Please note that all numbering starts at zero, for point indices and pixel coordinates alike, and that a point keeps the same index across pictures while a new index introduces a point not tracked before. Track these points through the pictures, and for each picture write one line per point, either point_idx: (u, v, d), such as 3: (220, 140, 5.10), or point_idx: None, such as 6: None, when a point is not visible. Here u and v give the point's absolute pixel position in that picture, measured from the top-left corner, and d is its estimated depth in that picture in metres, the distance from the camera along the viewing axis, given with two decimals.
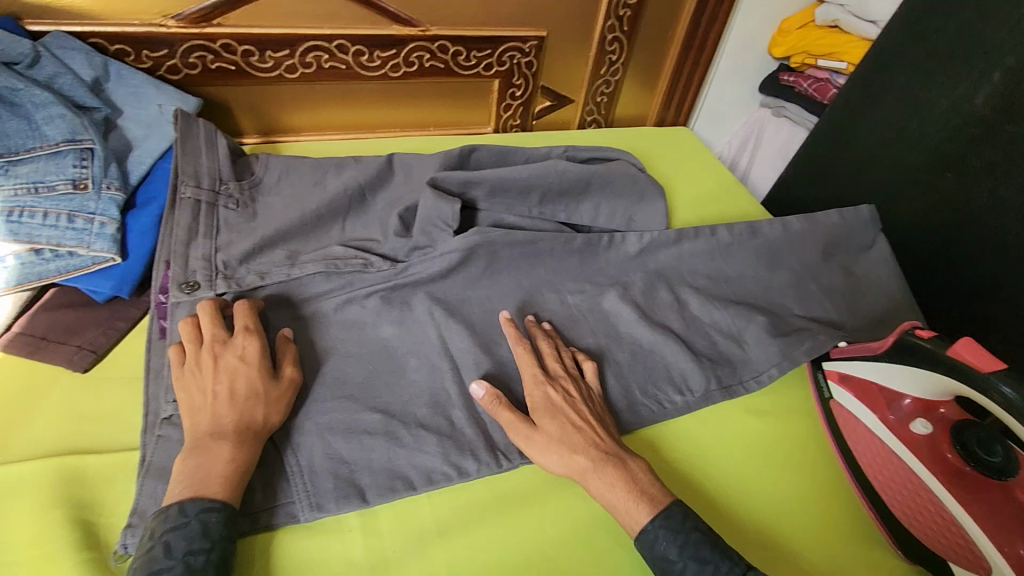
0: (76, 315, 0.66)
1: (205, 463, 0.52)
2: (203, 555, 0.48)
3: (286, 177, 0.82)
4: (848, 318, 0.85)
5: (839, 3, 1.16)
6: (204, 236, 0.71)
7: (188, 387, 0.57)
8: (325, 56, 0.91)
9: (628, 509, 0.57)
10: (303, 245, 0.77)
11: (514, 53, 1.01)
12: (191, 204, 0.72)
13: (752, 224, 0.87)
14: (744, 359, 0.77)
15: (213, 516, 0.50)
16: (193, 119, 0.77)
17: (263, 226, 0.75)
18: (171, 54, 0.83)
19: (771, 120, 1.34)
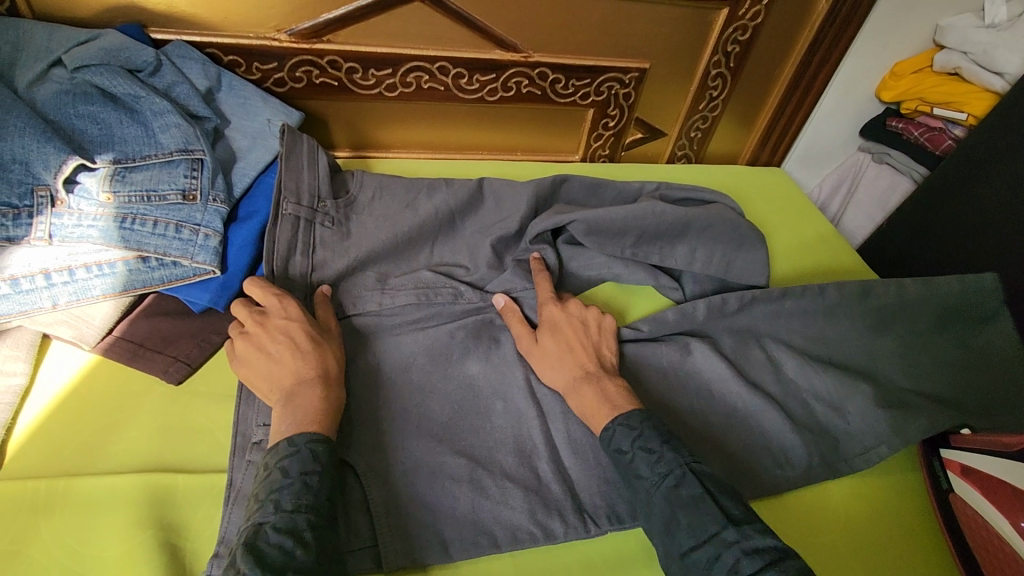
0: (173, 324, 0.66)
1: (299, 403, 0.56)
2: (317, 477, 0.51)
3: (379, 197, 0.79)
4: (975, 395, 0.73)
5: (963, 50, 1.08)
6: (302, 253, 0.70)
7: (256, 360, 0.59)
8: (425, 77, 0.90)
9: (595, 413, 0.62)
10: (392, 268, 0.77)
11: (613, 83, 0.98)
12: (291, 220, 0.70)
13: (865, 284, 0.77)
14: (847, 429, 0.70)
15: (320, 446, 0.53)
16: (298, 134, 0.77)
17: (357, 247, 0.74)
18: (280, 67, 0.84)
19: (870, 165, 1.26)
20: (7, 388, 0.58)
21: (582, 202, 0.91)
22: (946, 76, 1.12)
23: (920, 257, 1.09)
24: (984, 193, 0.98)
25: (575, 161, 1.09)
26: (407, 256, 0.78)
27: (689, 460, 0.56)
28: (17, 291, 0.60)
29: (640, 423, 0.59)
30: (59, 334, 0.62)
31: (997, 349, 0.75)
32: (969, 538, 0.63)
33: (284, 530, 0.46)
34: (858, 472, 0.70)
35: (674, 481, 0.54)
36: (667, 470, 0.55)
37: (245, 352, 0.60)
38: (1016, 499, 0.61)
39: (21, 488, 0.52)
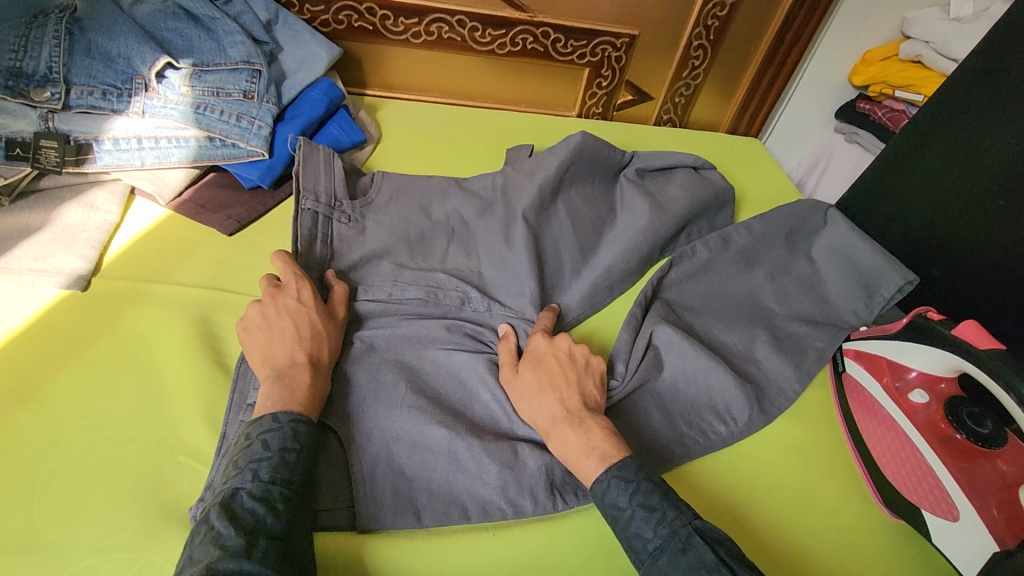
0: (228, 194, 0.84)
1: (291, 385, 0.59)
2: (295, 454, 0.55)
3: (396, 199, 0.85)
4: (846, 305, 0.85)
5: (924, 39, 1.21)
6: (322, 242, 0.77)
7: (257, 332, 0.63)
8: (446, 28, 1.07)
9: (582, 463, 0.59)
10: (406, 260, 0.81)
11: (607, 46, 1.14)
12: (310, 215, 0.77)
13: (723, 236, 0.90)
14: (769, 354, 0.78)
15: (301, 426, 0.57)
16: (315, 145, 0.82)
17: (371, 244, 0.80)
18: (326, 10, 1.02)
19: (843, 145, 1.39)
20: (102, 221, 0.76)
21: (583, 184, 0.94)
22: (910, 63, 1.25)
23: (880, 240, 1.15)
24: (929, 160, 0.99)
25: (571, 116, 1.25)
26: (423, 253, 0.83)
27: (693, 518, 0.54)
28: (116, 149, 0.78)
29: (636, 476, 0.57)
30: (142, 187, 0.80)
31: (845, 254, 0.88)
32: (850, 398, 0.75)
33: (259, 498, 0.50)
34: (792, 413, 0.75)
35: (678, 544, 0.52)
36: (670, 532, 0.53)
37: (252, 320, 0.64)
38: (892, 369, 0.73)
39: (113, 283, 0.70)
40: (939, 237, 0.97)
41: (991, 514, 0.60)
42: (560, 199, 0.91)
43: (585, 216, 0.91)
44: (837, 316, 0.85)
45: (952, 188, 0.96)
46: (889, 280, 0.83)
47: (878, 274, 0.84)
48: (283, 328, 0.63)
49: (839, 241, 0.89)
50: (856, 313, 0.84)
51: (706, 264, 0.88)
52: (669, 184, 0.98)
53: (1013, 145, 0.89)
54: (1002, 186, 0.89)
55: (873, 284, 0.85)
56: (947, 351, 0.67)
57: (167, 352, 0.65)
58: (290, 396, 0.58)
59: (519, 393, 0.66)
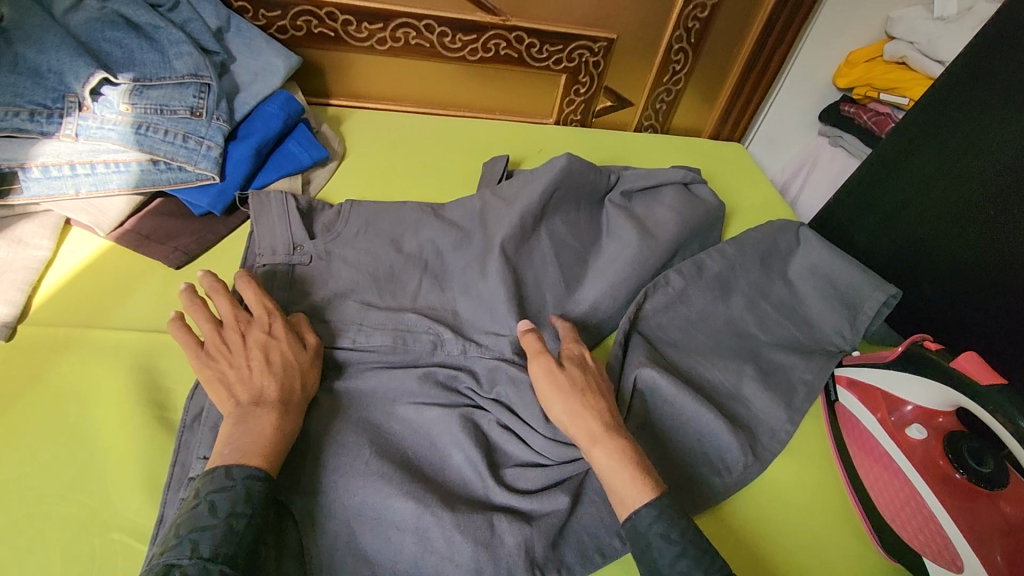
0: (175, 223, 0.77)
1: (251, 426, 0.54)
2: (245, 520, 0.49)
3: (364, 231, 0.82)
4: (828, 325, 0.82)
5: (909, 40, 1.17)
6: (280, 292, 0.73)
7: (218, 365, 0.57)
8: (413, 34, 1.01)
9: (631, 478, 0.58)
10: (375, 299, 0.76)
11: (584, 51, 1.09)
12: (268, 271, 0.75)
13: (697, 261, 0.86)
14: (757, 387, 0.75)
15: (255, 485, 0.51)
16: (267, 193, 0.80)
17: (333, 287, 0.75)
18: (283, 16, 0.95)
19: (827, 149, 1.36)
20: (32, 258, 0.69)
21: (566, 210, 0.90)
22: (895, 65, 1.21)
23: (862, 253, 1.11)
24: (914, 168, 0.97)
25: (549, 123, 1.20)
26: (393, 292, 0.78)
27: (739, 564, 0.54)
28: (46, 177, 0.71)
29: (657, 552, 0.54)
30: (78, 218, 0.73)
31: (823, 272, 0.86)
32: (843, 430, 0.72)
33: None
34: (784, 456, 0.72)
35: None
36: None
37: (214, 349, 0.58)
38: (885, 400, 0.70)
39: (40, 334, 0.63)
40: (928, 248, 0.95)
41: (995, 561, 0.57)
42: (542, 228, 0.87)
43: (569, 251, 0.88)
44: (819, 337, 0.82)
45: (945, 200, 0.92)
46: (869, 296, 0.81)
47: (858, 290, 0.82)
48: (249, 361, 0.58)
49: (814, 260, 0.87)
50: (840, 330, 0.82)
51: (682, 291, 0.84)
52: (656, 205, 0.94)
53: (999, 153, 0.86)
54: (989, 195, 0.87)
55: (854, 302, 0.82)
56: (941, 383, 0.64)
57: (101, 410, 0.58)
58: (243, 444, 0.53)
59: (552, 390, 0.63)
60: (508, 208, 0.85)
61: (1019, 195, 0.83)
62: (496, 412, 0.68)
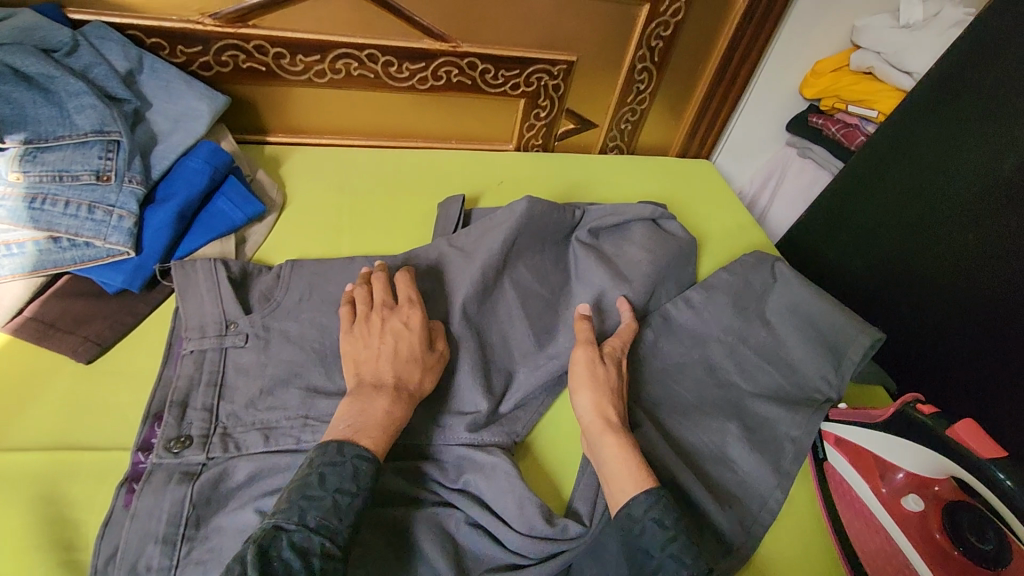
0: (86, 305, 0.67)
1: (364, 408, 0.59)
2: (349, 497, 0.52)
3: (308, 297, 0.73)
4: (810, 371, 0.75)
5: (876, 50, 1.14)
6: (207, 384, 0.63)
7: (357, 343, 0.64)
8: (355, 64, 0.92)
9: (627, 473, 0.59)
10: (324, 383, 0.66)
11: (542, 75, 1.02)
12: (195, 356, 0.65)
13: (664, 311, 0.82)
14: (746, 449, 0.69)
15: (362, 464, 0.54)
16: (191, 263, 0.71)
17: (273, 372, 0.65)
18: (205, 51, 0.85)
19: (795, 160, 1.32)
20: None
21: (530, 257, 0.82)
22: (861, 75, 1.18)
23: (838, 272, 1.07)
24: (890, 186, 0.98)
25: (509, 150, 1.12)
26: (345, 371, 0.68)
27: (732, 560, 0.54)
28: None
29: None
30: None
31: (803, 312, 0.79)
32: (834, 493, 0.67)
33: (297, 549, 0.48)
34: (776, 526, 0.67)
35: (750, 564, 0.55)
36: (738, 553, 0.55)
37: (360, 330, 0.65)
38: (878, 464, 0.66)
39: None
40: (907, 266, 0.95)
41: None
42: (505, 275, 0.79)
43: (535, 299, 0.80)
44: (802, 386, 0.74)
45: (917, 216, 0.94)
46: (854, 340, 0.73)
47: (842, 333, 0.75)
48: (383, 346, 0.64)
49: (792, 297, 0.80)
50: (825, 378, 0.74)
51: (655, 343, 0.79)
52: (626, 243, 0.88)
53: (975, 174, 0.86)
54: (966, 218, 0.87)
55: (838, 346, 0.74)
56: (937, 452, 0.60)
57: None
58: (362, 426, 0.57)
59: (585, 379, 0.68)
60: (466, 260, 0.78)
61: (999, 219, 0.83)
62: (466, 508, 0.62)
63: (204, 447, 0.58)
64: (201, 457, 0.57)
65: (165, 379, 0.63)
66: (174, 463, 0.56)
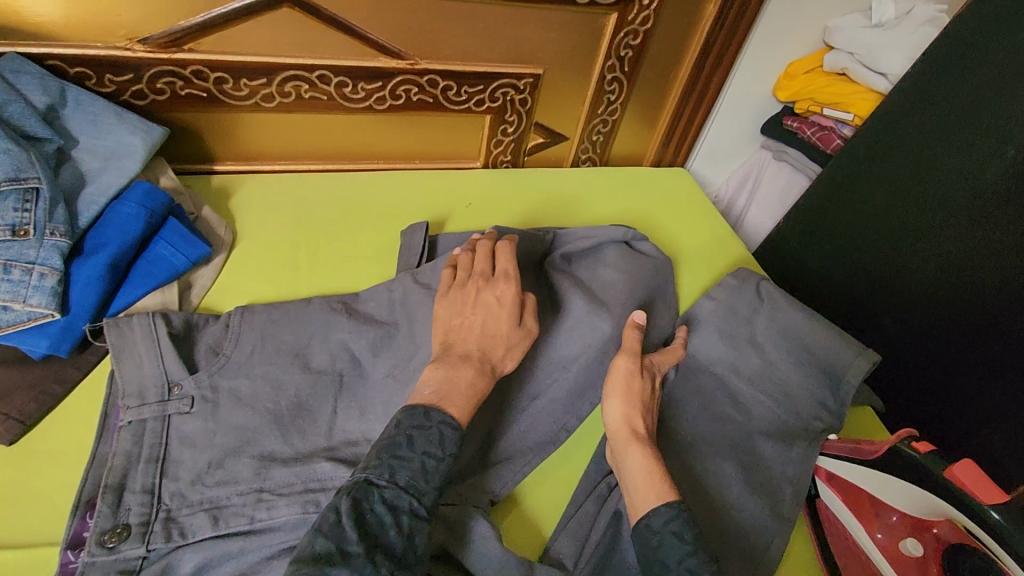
0: (7, 375, 0.61)
1: (451, 376, 0.60)
2: (435, 460, 0.54)
3: (260, 348, 0.67)
4: (808, 397, 0.72)
5: (849, 51, 1.11)
6: (147, 461, 0.56)
7: (454, 307, 0.67)
8: (305, 87, 0.85)
9: (650, 485, 0.58)
10: (279, 447, 0.60)
11: (508, 89, 0.96)
12: (134, 427, 0.59)
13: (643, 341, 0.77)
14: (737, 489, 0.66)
15: (448, 431, 0.56)
16: (126, 319, 0.64)
17: (223, 441, 0.59)
18: (137, 79, 0.78)
19: (771, 163, 1.29)
20: None
21: None
22: (835, 77, 1.15)
23: (821, 281, 1.04)
24: (871, 192, 0.95)
25: (476, 167, 1.07)
26: (302, 430, 0.62)
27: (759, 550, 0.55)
28: None
29: None
30: None
31: (792, 334, 0.76)
32: (827, 531, 0.64)
33: (390, 505, 0.51)
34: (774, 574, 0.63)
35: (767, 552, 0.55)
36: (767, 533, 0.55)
37: (458, 296, 0.68)
38: (873, 506, 0.63)
39: None
40: (887, 276, 0.93)
41: None
42: None
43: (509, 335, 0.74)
44: (803, 413, 0.71)
45: (898, 224, 0.91)
46: (851, 363, 0.71)
47: (836, 356, 0.73)
48: (475, 315, 0.66)
49: (779, 318, 0.77)
50: (823, 403, 0.71)
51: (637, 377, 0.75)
52: (601, 266, 0.82)
53: (957, 184, 0.84)
54: (947, 230, 0.85)
55: (834, 368, 0.72)
56: (931, 494, 0.59)
57: None
58: (446, 395, 0.59)
59: (621, 387, 0.66)
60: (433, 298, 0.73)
61: (985, 229, 0.81)
62: None
63: (144, 538, 0.52)
64: (140, 550, 0.51)
65: (101, 457, 0.57)
66: (107, 560, 0.50)
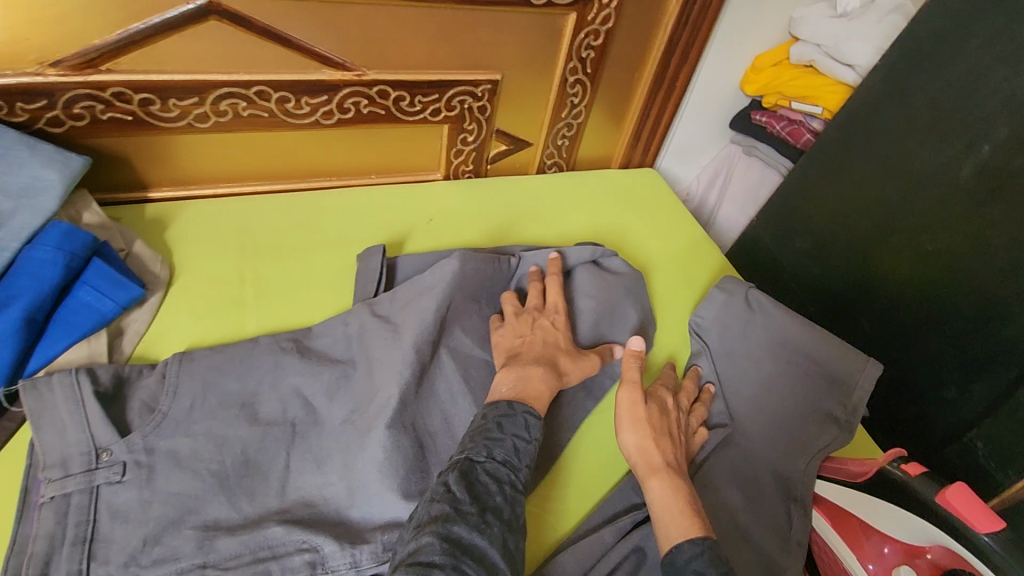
0: None
1: (525, 379, 0.63)
2: (525, 443, 0.56)
3: (200, 401, 0.61)
4: (814, 409, 0.70)
5: (815, 43, 1.07)
6: (72, 543, 0.51)
7: (511, 334, 0.69)
8: (242, 104, 0.79)
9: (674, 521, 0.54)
10: (224, 513, 0.55)
11: (465, 97, 0.91)
12: (58, 503, 0.53)
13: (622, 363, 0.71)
14: (732, 514, 0.62)
15: (531, 417, 0.58)
16: (45, 380, 0.57)
17: (160, 514, 0.53)
18: (51, 106, 0.70)
19: (742, 158, 1.26)
20: None
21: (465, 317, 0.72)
22: (803, 69, 1.11)
23: (799, 281, 1.02)
24: (846, 189, 0.92)
25: (437, 179, 1.01)
26: (251, 491, 0.57)
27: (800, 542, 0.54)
28: None
29: None
30: None
31: (789, 344, 0.74)
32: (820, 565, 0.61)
33: (495, 477, 0.53)
34: None
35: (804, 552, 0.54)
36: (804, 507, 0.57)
37: (515, 326, 0.70)
38: (863, 530, 0.60)
39: None
40: (864, 277, 0.91)
41: None
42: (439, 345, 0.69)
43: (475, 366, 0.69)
44: (807, 427, 0.68)
45: (873, 224, 0.89)
46: (862, 370, 0.71)
47: (842, 365, 0.72)
48: (538, 337, 0.69)
49: (776, 328, 0.75)
50: (833, 414, 0.69)
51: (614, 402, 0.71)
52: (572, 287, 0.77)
53: (932, 181, 0.81)
54: (923, 229, 0.83)
55: (841, 377, 0.71)
56: (918, 518, 0.56)
57: None
58: (523, 391, 0.61)
59: (631, 419, 0.62)
60: (393, 331, 0.67)
61: (959, 227, 0.78)
62: None
63: None
64: None
65: (23, 540, 0.52)
66: None
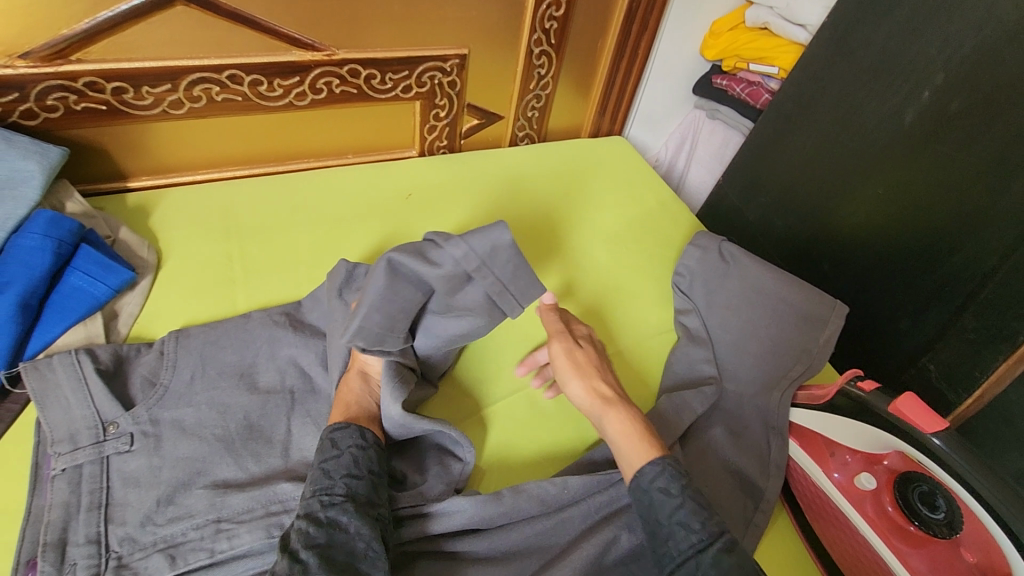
0: None
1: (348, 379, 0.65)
2: (335, 458, 0.55)
3: (200, 374, 0.63)
4: (788, 345, 0.75)
5: (768, 5, 1.10)
6: (89, 509, 0.53)
7: None
8: (215, 89, 0.80)
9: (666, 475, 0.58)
10: (233, 473, 0.58)
11: (434, 73, 0.93)
12: (70, 475, 0.55)
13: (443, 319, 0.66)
14: (709, 439, 0.67)
15: (336, 433, 0.57)
16: (48, 362, 0.60)
17: (170, 476, 0.56)
18: (23, 98, 0.71)
19: (705, 122, 1.30)
20: None
21: None
22: (758, 32, 1.14)
23: (766, 235, 1.07)
24: (803, 142, 0.97)
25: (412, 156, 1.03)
26: (258, 452, 0.60)
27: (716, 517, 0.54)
28: None
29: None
30: None
31: (763, 289, 0.79)
32: (794, 486, 0.66)
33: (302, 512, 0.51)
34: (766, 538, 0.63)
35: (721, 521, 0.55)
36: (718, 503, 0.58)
37: None
38: (828, 447, 0.66)
39: None
40: (822, 224, 0.96)
41: None
42: None
43: None
44: (782, 360, 0.73)
45: (827, 173, 0.94)
46: (831, 311, 0.77)
47: (812, 305, 0.77)
48: None
49: (748, 275, 0.80)
50: (807, 348, 0.74)
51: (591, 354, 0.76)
52: None
53: (881, 127, 0.86)
54: (870, 173, 0.88)
55: (813, 315, 0.77)
56: (879, 431, 0.61)
57: None
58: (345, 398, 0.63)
59: (571, 369, 0.66)
60: None
61: (905, 168, 0.83)
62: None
63: None
64: None
65: (39, 511, 0.53)
66: None
